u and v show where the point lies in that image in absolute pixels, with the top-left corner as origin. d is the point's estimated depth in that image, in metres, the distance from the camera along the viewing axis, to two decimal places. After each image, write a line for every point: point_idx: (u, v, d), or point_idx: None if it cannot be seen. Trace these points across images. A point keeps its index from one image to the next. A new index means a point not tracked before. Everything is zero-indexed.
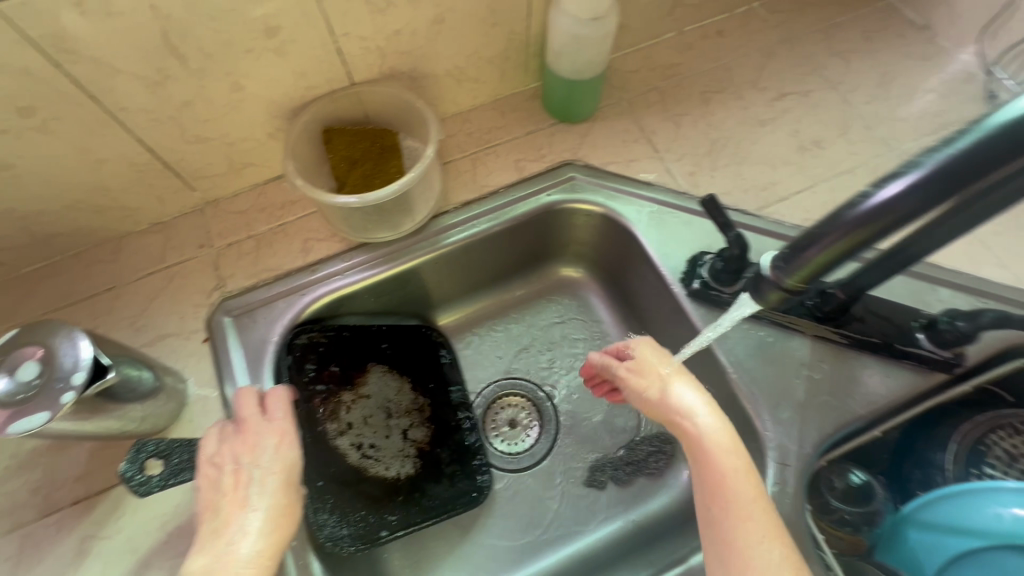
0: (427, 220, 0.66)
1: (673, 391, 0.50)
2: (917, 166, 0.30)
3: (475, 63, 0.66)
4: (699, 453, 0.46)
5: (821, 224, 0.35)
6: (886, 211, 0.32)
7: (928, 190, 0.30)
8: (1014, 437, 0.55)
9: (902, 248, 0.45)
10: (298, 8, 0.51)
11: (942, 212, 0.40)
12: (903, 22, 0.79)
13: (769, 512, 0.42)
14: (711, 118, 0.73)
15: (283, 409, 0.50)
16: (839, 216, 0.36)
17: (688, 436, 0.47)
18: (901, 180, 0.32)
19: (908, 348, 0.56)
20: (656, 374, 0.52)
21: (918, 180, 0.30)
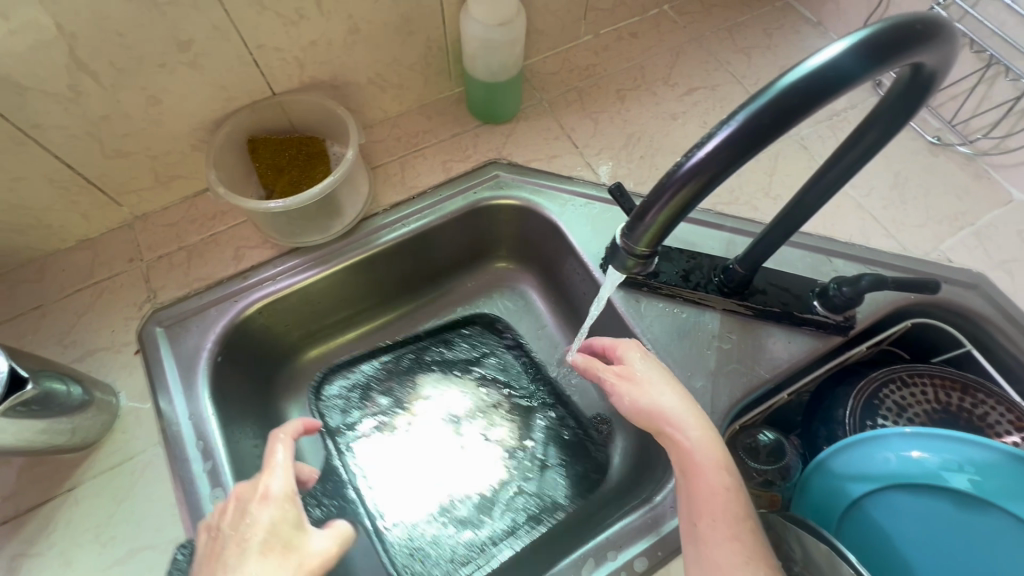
0: (358, 222, 0.68)
1: (662, 402, 0.51)
2: (728, 123, 0.28)
3: (396, 70, 0.69)
4: (688, 468, 0.47)
5: (652, 191, 0.31)
6: (709, 171, 0.29)
7: (742, 147, 0.28)
8: (902, 389, 0.60)
9: (782, 220, 0.49)
10: (207, 22, 0.53)
11: (805, 186, 0.44)
12: (799, 19, 0.86)
13: (755, 533, 0.44)
14: (627, 114, 0.77)
15: (276, 456, 0.47)
16: (664, 177, 0.31)
17: (678, 449, 0.48)
18: (714, 138, 0.29)
19: (806, 315, 0.61)
20: (645, 382, 0.52)
21: (731, 136, 0.28)
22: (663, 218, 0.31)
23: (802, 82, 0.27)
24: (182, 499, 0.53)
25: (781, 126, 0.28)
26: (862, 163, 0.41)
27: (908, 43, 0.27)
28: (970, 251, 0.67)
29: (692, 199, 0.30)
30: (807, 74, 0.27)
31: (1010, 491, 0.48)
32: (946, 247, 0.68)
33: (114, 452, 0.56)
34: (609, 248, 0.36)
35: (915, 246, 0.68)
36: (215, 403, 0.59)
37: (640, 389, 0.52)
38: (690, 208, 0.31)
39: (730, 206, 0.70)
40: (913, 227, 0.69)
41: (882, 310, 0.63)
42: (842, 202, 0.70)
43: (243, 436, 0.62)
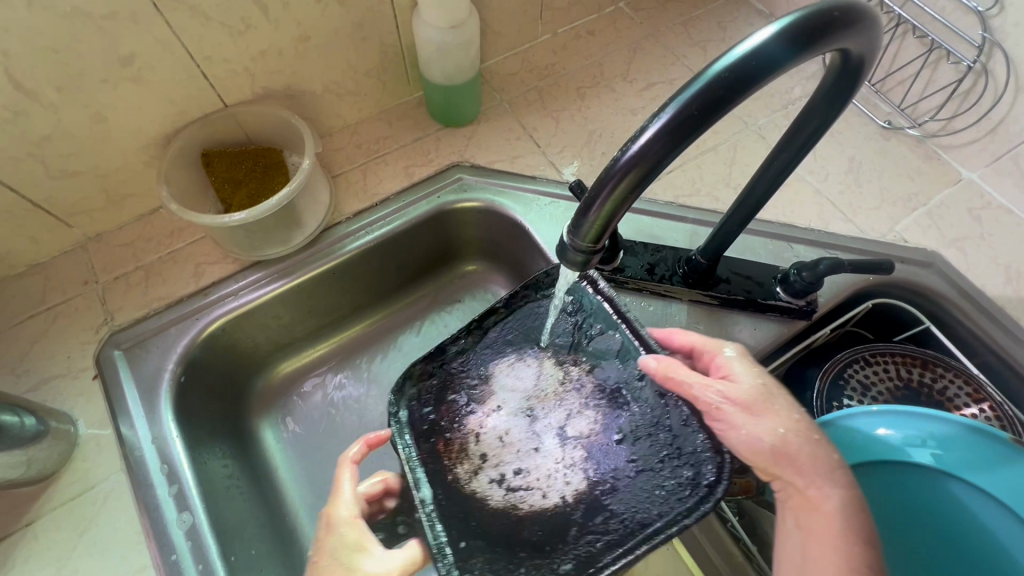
0: (321, 232, 0.67)
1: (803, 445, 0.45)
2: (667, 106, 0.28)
3: (352, 76, 0.69)
4: (822, 522, 0.42)
5: (596, 178, 0.31)
6: (651, 156, 0.29)
7: (680, 131, 0.28)
8: (866, 368, 0.61)
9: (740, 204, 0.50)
10: (149, 35, 0.51)
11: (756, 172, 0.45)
12: (751, 11, 0.87)
13: None
14: (587, 111, 0.78)
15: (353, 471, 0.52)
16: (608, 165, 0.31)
17: (813, 501, 0.44)
18: (653, 124, 0.29)
19: (770, 302, 0.62)
20: (780, 417, 0.46)
21: (669, 120, 0.28)
22: (609, 208, 0.31)
23: (731, 68, 0.27)
24: (148, 526, 0.52)
25: (714, 112, 0.28)
26: (805, 151, 0.42)
27: (828, 30, 0.28)
28: (924, 230, 0.69)
29: (635, 188, 0.30)
30: (735, 60, 0.28)
31: (966, 462, 0.50)
32: (902, 227, 0.69)
33: (74, 482, 0.54)
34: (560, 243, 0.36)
35: (872, 228, 0.69)
36: (179, 425, 0.57)
37: (763, 419, 0.46)
38: (634, 198, 0.31)
39: (692, 198, 0.71)
40: (869, 210, 0.71)
41: (842, 292, 0.64)
42: (800, 189, 0.72)
43: (211, 457, 0.60)
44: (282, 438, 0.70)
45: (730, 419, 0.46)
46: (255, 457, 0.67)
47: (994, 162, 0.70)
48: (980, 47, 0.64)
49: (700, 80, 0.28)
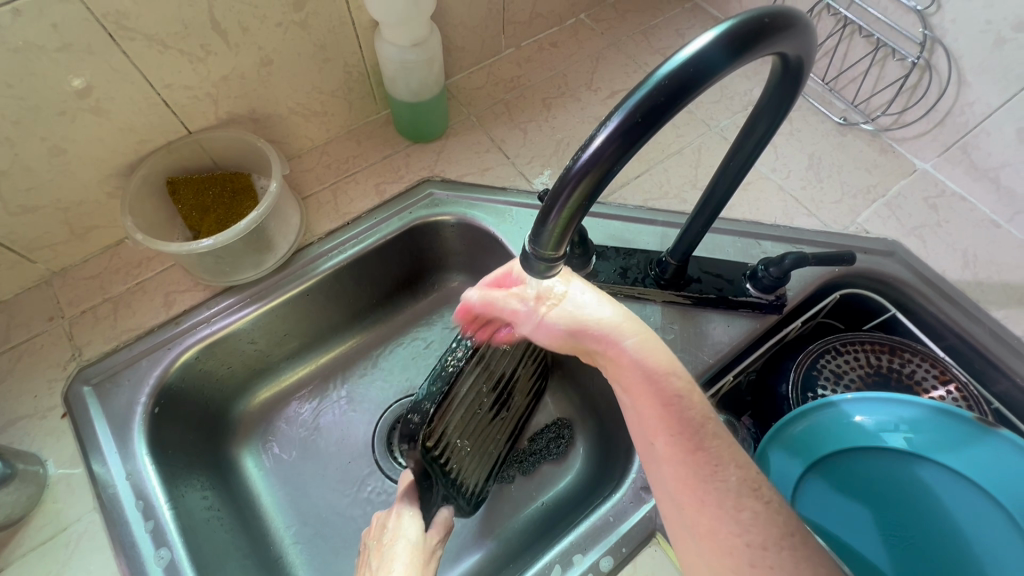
0: (293, 253, 0.67)
1: (584, 315, 0.45)
2: (617, 110, 0.28)
3: (317, 97, 0.69)
4: (631, 382, 0.42)
5: (555, 184, 0.31)
6: (603, 160, 0.30)
7: (630, 135, 0.29)
8: (837, 358, 0.62)
9: (709, 197, 0.49)
10: (107, 66, 0.51)
11: (719, 166, 0.45)
12: (708, 19, 0.90)
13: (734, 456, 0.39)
14: (554, 121, 0.79)
15: (411, 497, 0.53)
16: (563, 172, 0.31)
17: (616, 363, 0.44)
18: (604, 130, 0.30)
19: (741, 298, 0.63)
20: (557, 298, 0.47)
21: (619, 125, 0.29)
22: (568, 214, 0.32)
23: (674, 74, 0.28)
24: (124, 567, 0.50)
25: (661, 115, 0.29)
26: (758, 152, 0.43)
27: (764, 33, 0.29)
28: (884, 221, 0.71)
29: (591, 192, 0.31)
30: (679, 65, 0.29)
31: (933, 443, 0.52)
32: (863, 219, 0.72)
33: (46, 525, 0.52)
34: (525, 249, 0.36)
35: (834, 221, 0.71)
36: (155, 458, 0.56)
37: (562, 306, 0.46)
38: (591, 202, 0.32)
39: (663, 201, 0.72)
40: (831, 203, 0.73)
41: (810, 284, 0.66)
42: (764, 187, 0.74)
43: (189, 490, 0.58)
44: (264, 464, 0.69)
45: (536, 314, 0.47)
46: (236, 486, 0.66)
47: (944, 153, 0.73)
48: (922, 43, 0.67)
49: (645, 85, 0.29)
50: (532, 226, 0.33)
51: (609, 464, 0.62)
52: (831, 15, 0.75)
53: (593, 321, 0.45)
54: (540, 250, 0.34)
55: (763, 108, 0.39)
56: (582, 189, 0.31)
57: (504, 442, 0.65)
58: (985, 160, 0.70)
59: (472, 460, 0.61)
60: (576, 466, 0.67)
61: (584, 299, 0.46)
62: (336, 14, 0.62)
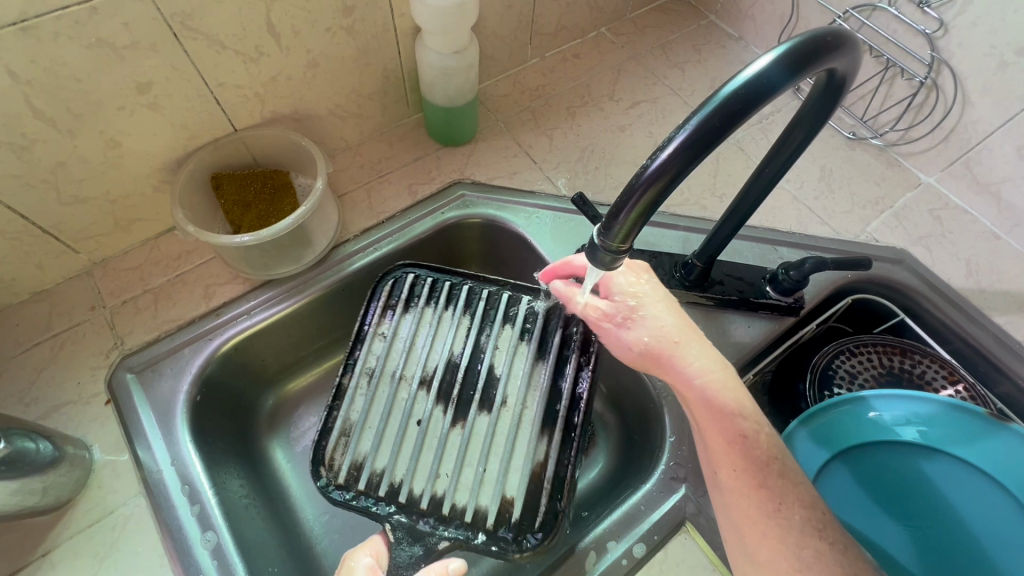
0: (329, 249, 0.69)
1: (659, 333, 0.50)
2: (689, 121, 0.31)
3: (355, 99, 0.72)
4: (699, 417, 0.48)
5: (626, 187, 0.34)
6: (674, 165, 0.32)
7: (700, 143, 0.32)
8: (852, 359, 0.66)
9: (738, 203, 0.52)
10: (168, 64, 0.53)
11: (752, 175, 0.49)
12: (723, 36, 0.94)
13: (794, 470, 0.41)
14: (578, 129, 0.82)
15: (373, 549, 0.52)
16: (633, 176, 0.34)
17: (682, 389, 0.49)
18: (676, 138, 0.32)
19: (761, 300, 0.66)
20: (635, 313, 0.52)
21: (691, 134, 0.32)
22: (636, 215, 0.34)
23: (742, 89, 0.31)
24: (171, 550, 0.51)
25: (729, 125, 0.32)
26: (791, 161, 0.47)
27: (821, 53, 0.33)
28: (893, 231, 0.75)
29: (659, 196, 0.34)
30: (745, 82, 0.32)
31: (949, 438, 0.55)
32: (873, 229, 0.75)
33: (92, 509, 0.53)
34: (589, 246, 0.38)
35: (846, 230, 0.75)
36: (197, 445, 0.57)
37: (640, 326, 0.51)
38: (657, 205, 0.35)
39: (685, 208, 0.75)
40: (842, 213, 0.77)
41: (825, 289, 0.69)
42: (779, 196, 0.78)
43: (228, 478, 0.60)
44: (294, 457, 0.71)
45: (614, 330, 0.53)
46: (267, 477, 0.67)
47: (948, 168, 0.77)
48: (929, 65, 0.71)
49: (716, 98, 0.32)
50: (599, 225, 0.36)
51: (634, 457, 0.64)
52: None
53: (667, 342, 0.50)
54: (606, 248, 0.37)
55: (800, 119, 0.42)
56: (652, 193, 0.33)
57: (480, 446, 0.56)
58: (986, 175, 0.74)
59: (439, 479, 0.55)
60: (599, 461, 0.69)
61: (661, 321, 0.51)
62: (381, 20, 0.64)
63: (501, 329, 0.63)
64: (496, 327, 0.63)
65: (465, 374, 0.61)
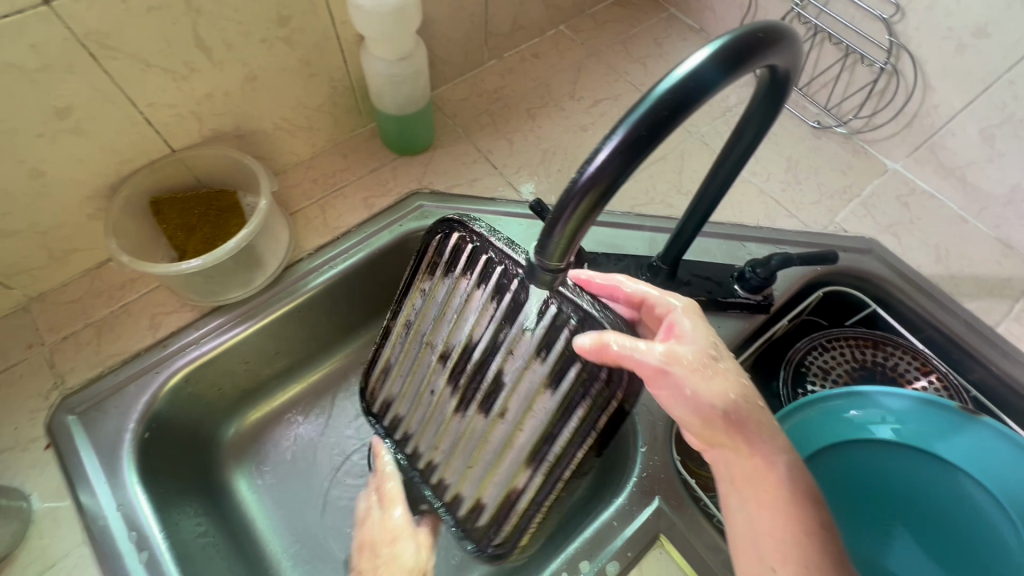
0: (283, 270, 0.66)
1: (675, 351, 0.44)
2: (621, 123, 0.29)
3: (302, 112, 0.69)
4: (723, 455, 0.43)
5: (560, 197, 0.31)
6: (608, 172, 0.30)
7: (635, 147, 0.30)
8: (824, 355, 0.65)
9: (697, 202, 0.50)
10: (87, 86, 0.50)
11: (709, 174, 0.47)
12: (684, 28, 0.93)
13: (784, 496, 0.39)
14: (539, 131, 0.80)
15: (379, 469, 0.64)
16: (568, 185, 0.32)
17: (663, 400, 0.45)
18: (609, 143, 0.30)
19: (730, 299, 0.64)
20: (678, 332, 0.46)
21: (623, 138, 0.30)
22: (573, 226, 0.32)
23: (675, 88, 0.29)
24: None
25: (664, 127, 0.30)
26: (746, 158, 0.45)
27: (760, 45, 0.31)
28: (861, 220, 0.74)
29: (596, 206, 0.31)
30: (679, 81, 0.30)
31: (922, 433, 0.54)
32: (840, 219, 0.74)
33: (32, 563, 0.50)
34: (530, 259, 0.36)
35: (814, 222, 0.74)
36: (146, 486, 0.54)
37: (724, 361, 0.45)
38: (595, 213, 0.32)
39: (650, 207, 0.74)
40: (809, 204, 0.75)
41: (795, 283, 0.68)
42: (746, 191, 0.76)
43: (182, 517, 0.57)
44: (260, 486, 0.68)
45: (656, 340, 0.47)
46: (229, 512, 0.64)
47: (913, 153, 0.76)
48: (889, 50, 0.70)
49: (649, 98, 0.30)
50: (537, 239, 0.34)
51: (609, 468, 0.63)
52: (801, 23, 0.77)
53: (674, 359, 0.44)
54: (545, 263, 0.35)
55: (752, 115, 0.40)
56: (588, 203, 0.31)
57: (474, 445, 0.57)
58: (951, 159, 0.73)
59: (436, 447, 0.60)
60: None
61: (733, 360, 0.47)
62: (320, 29, 0.61)
63: (522, 330, 0.52)
64: (513, 331, 0.53)
65: (475, 366, 0.56)
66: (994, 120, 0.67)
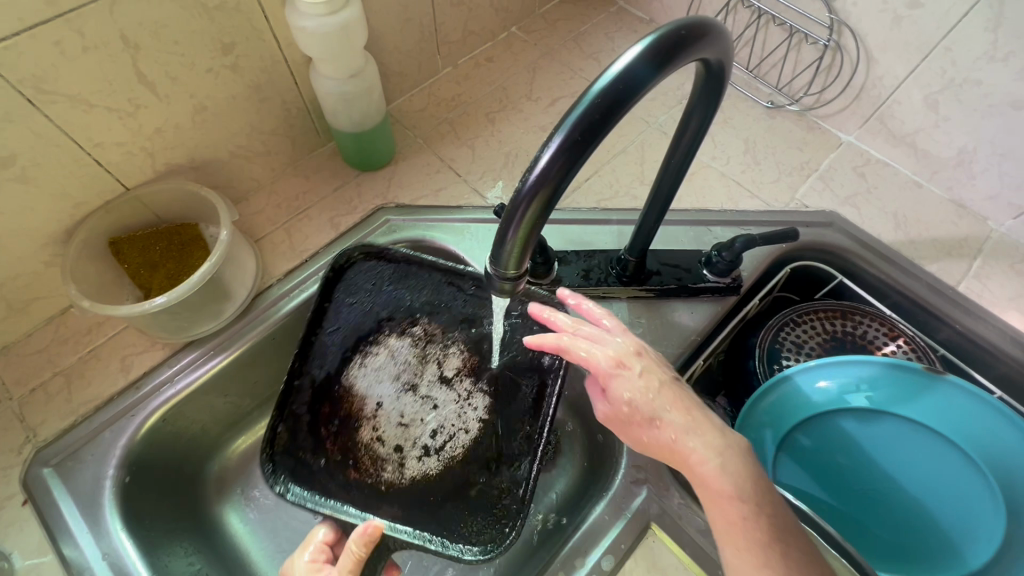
0: (253, 298, 0.65)
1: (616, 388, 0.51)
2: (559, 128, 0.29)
3: (258, 137, 0.68)
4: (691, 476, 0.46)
5: (508, 205, 0.32)
6: (550, 177, 0.31)
7: (574, 150, 0.30)
8: (795, 330, 0.66)
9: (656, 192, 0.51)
10: (28, 133, 0.49)
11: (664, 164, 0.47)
12: (634, 20, 0.94)
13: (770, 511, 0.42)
14: (500, 134, 0.80)
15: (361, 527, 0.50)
16: (515, 192, 0.32)
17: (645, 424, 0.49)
18: (550, 148, 0.30)
19: (700, 285, 0.65)
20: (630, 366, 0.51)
21: (562, 142, 0.30)
22: (525, 231, 0.33)
23: (609, 88, 0.30)
24: None
25: (601, 128, 0.30)
26: (696, 146, 0.45)
27: (687, 40, 0.31)
28: (820, 193, 0.76)
29: (543, 209, 0.32)
30: (612, 80, 0.31)
31: (896, 398, 0.55)
32: (801, 195, 0.76)
33: None
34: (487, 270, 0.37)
35: (775, 200, 0.75)
36: (131, 532, 0.54)
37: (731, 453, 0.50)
38: (544, 217, 0.33)
39: (615, 201, 0.75)
40: (769, 183, 0.77)
41: (761, 263, 0.69)
42: (707, 175, 0.77)
43: (171, 558, 0.56)
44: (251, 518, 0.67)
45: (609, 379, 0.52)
46: (221, 547, 0.64)
47: (864, 125, 0.78)
48: (830, 27, 0.72)
49: (585, 101, 0.30)
50: (490, 249, 0.34)
51: (600, 461, 0.63)
52: (745, 7, 0.79)
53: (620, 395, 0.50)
54: (502, 271, 0.35)
55: (697, 105, 0.41)
56: (534, 209, 0.32)
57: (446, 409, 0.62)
58: (900, 127, 0.75)
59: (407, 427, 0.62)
60: (569, 470, 0.68)
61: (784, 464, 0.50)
62: (266, 54, 0.61)
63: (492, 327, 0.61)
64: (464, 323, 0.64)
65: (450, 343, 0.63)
66: (936, 87, 0.69)
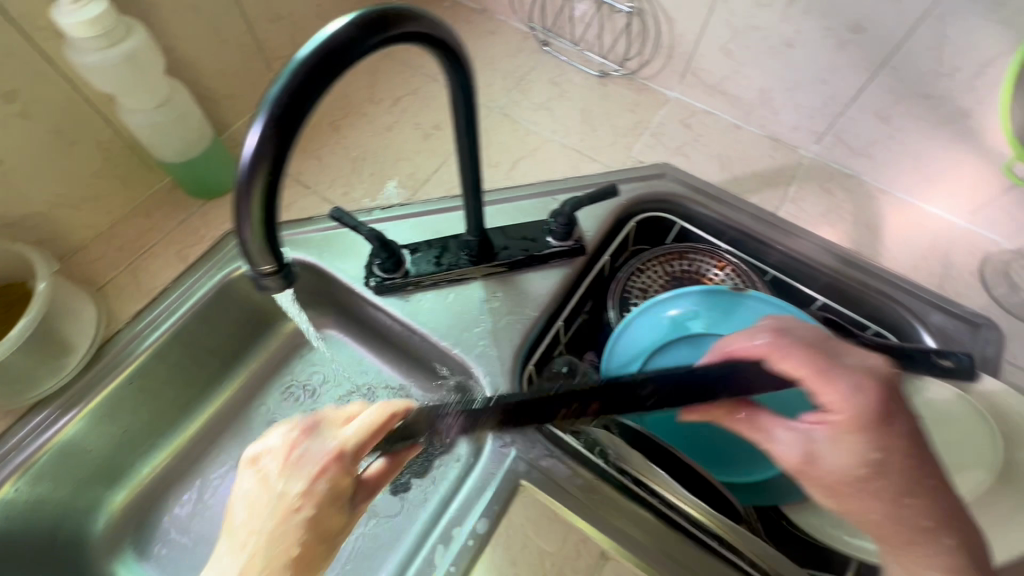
0: (99, 347, 0.63)
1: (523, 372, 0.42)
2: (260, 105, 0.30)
3: (79, 183, 0.66)
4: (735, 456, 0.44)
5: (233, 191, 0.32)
6: (265, 154, 0.31)
7: (283, 125, 0.31)
8: (641, 277, 0.71)
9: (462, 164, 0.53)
10: None
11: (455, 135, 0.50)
12: (467, 11, 0.97)
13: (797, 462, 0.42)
14: (346, 141, 0.81)
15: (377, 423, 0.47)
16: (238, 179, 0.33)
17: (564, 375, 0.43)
18: (258, 128, 0.31)
19: (546, 252, 0.69)
20: None
21: (268, 118, 0.31)
22: (258, 215, 0.33)
23: (310, 56, 0.31)
24: None
25: (305, 99, 0.31)
26: (473, 114, 0.48)
27: (389, 16, 0.34)
28: (653, 149, 0.82)
29: (270, 185, 0.32)
30: (325, 48, 0.32)
31: (715, 321, 0.61)
32: (637, 153, 0.81)
33: None
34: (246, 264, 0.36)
35: (614, 161, 0.80)
36: None
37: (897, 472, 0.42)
38: (275, 198, 0.33)
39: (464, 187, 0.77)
40: (606, 146, 0.82)
41: (604, 221, 0.74)
42: (550, 149, 0.81)
43: None
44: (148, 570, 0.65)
45: None
46: None
47: (683, 80, 0.84)
48: None
49: (285, 75, 0.31)
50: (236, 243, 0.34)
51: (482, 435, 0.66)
52: None
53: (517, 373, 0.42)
54: (256, 264, 0.35)
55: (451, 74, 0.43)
56: (260, 189, 0.32)
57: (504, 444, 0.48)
58: (710, 77, 0.81)
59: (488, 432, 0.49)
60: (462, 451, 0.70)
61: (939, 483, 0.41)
62: (60, 97, 0.59)
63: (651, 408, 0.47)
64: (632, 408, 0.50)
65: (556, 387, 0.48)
66: (727, 37, 0.76)
